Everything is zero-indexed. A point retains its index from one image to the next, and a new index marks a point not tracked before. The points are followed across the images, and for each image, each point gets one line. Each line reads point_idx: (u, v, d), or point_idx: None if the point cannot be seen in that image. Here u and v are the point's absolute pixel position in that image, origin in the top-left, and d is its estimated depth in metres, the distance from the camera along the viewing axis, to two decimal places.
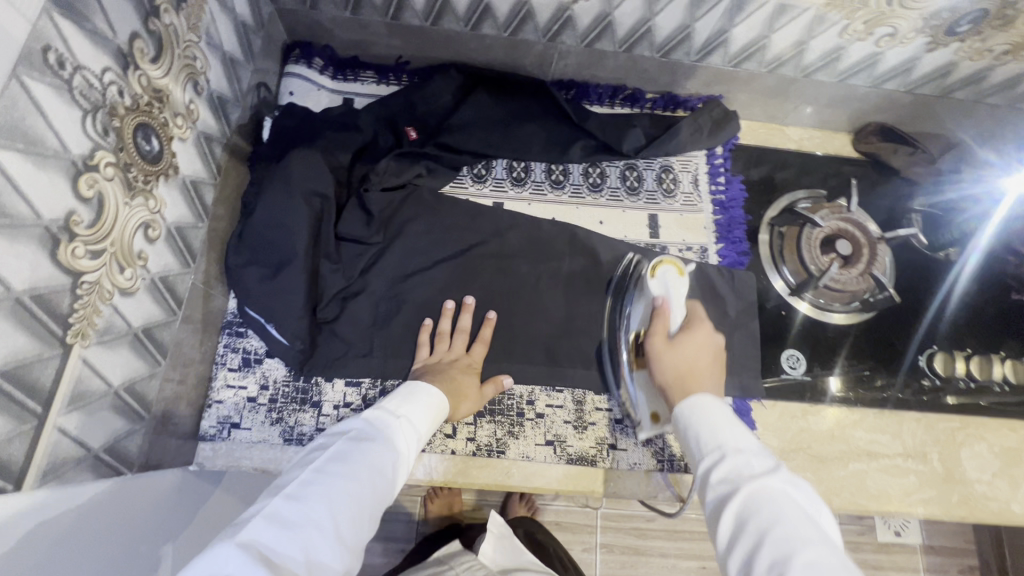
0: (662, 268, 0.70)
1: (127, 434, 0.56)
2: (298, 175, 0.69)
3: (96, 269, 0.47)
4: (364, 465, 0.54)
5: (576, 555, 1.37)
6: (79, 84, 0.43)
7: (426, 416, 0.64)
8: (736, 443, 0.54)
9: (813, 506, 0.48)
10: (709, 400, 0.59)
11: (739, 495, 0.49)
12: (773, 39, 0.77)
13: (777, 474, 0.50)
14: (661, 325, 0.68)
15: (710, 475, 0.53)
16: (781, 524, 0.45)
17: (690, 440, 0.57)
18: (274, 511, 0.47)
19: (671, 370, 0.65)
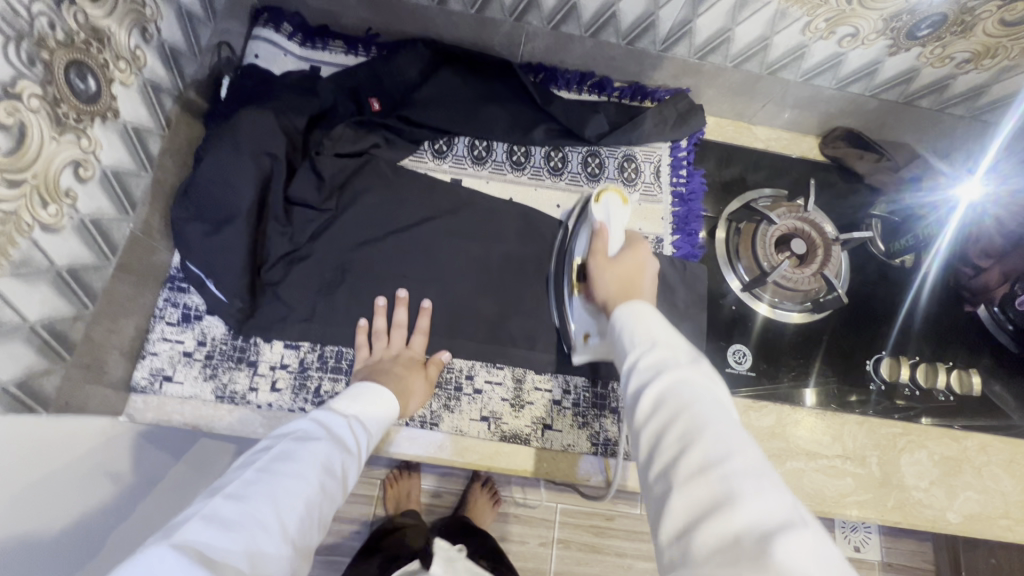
0: (605, 196, 0.73)
1: (44, 373, 0.55)
2: (247, 133, 0.69)
3: (14, 199, 0.47)
4: (312, 465, 0.54)
5: (531, 549, 1.36)
6: (1, 8, 0.43)
7: (377, 418, 0.64)
8: (664, 336, 0.55)
9: (725, 398, 0.50)
10: (642, 309, 0.59)
11: (663, 381, 0.50)
12: (736, 32, 0.77)
13: (699, 367, 0.51)
14: (602, 246, 0.71)
15: (637, 363, 0.53)
16: (698, 405, 0.47)
17: (621, 338, 0.57)
18: (213, 511, 0.47)
19: (612, 283, 0.67)
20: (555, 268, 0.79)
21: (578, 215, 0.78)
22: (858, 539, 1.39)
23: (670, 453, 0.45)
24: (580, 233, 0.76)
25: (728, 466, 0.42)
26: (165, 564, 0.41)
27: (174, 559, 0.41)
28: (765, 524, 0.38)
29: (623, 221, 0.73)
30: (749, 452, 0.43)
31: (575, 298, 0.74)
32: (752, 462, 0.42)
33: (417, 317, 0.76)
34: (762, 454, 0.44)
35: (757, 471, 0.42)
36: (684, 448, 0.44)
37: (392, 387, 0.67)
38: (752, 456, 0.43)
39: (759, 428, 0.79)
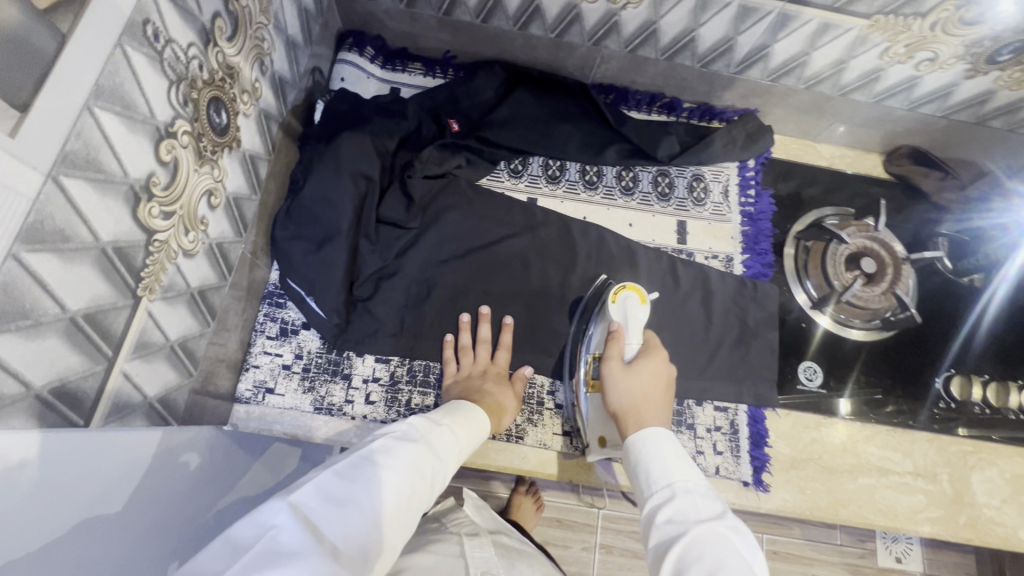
0: (623, 294, 0.74)
1: (176, 387, 0.59)
2: (348, 154, 0.73)
3: (167, 229, 0.51)
4: (409, 462, 0.52)
5: (574, 552, 1.37)
6: (169, 56, 0.47)
7: (468, 431, 0.63)
8: (686, 481, 0.56)
9: (752, 554, 0.50)
10: (663, 435, 0.61)
11: (684, 537, 0.50)
12: (813, 56, 0.78)
13: (722, 520, 0.51)
14: (616, 350, 0.71)
15: (658, 514, 0.54)
16: (722, 564, 0.47)
17: (643, 480, 0.59)
18: (324, 481, 0.47)
19: (626, 394, 0.66)
20: (570, 348, 0.78)
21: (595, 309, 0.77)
22: (901, 550, 1.33)
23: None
24: (594, 328, 0.76)
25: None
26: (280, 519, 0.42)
27: (288, 523, 0.42)
28: None
29: (640, 318, 0.74)
30: None
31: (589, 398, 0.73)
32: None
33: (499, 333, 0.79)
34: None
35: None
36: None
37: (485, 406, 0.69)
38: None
39: (831, 445, 0.81)
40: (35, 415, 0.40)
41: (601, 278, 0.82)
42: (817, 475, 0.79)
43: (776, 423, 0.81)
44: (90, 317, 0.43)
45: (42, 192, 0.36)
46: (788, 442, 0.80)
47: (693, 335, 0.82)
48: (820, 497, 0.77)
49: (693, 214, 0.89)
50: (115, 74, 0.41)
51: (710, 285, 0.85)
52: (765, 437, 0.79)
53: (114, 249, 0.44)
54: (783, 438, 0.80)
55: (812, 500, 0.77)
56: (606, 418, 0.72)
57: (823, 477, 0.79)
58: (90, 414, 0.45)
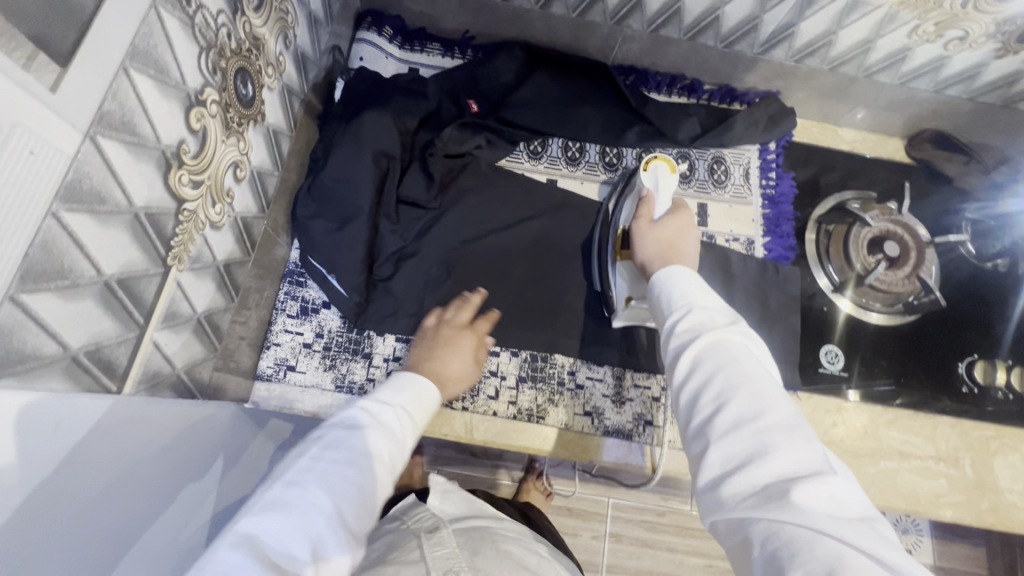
0: (653, 164, 0.73)
1: (202, 360, 0.59)
2: (368, 134, 0.72)
3: (195, 199, 0.51)
4: (360, 454, 0.49)
5: (583, 540, 1.34)
6: (199, 22, 0.46)
7: (426, 400, 0.59)
8: (707, 297, 0.53)
9: (764, 355, 0.49)
10: (685, 271, 0.57)
11: (700, 343, 0.48)
12: (840, 36, 0.78)
13: (738, 328, 0.49)
14: (646, 211, 0.70)
15: (676, 324, 0.51)
16: (734, 364, 0.46)
17: (661, 299, 0.55)
18: (268, 506, 0.43)
19: (653, 245, 0.65)
20: (600, 231, 0.80)
21: (624, 189, 0.78)
22: (911, 542, 1.28)
23: (706, 412, 0.45)
24: (625, 204, 0.76)
25: (763, 424, 0.42)
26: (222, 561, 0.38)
27: (234, 559, 0.38)
28: (792, 481, 0.38)
29: (671, 191, 0.73)
30: (783, 408, 0.43)
31: (619, 265, 0.73)
32: (786, 418, 0.42)
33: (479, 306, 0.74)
34: (795, 407, 0.44)
35: (791, 426, 0.42)
36: (719, 406, 0.44)
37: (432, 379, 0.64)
38: (788, 412, 0.43)
39: (853, 428, 0.80)
40: (69, 376, 0.39)
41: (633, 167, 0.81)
42: (838, 458, 0.78)
43: (797, 405, 0.81)
44: (122, 283, 0.43)
45: (81, 151, 0.36)
46: (809, 425, 0.80)
47: None
48: None
49: (714, 196, 0.88)
50: (149, 35, 0.41)
51: (731, 267, 0.84)
52: None
53: (146, 215, 0.44)
54: None
55: None
56: (637, 280, 0.71)
57: (844, 460, 0.78)
58: (122, 381, 0.45)
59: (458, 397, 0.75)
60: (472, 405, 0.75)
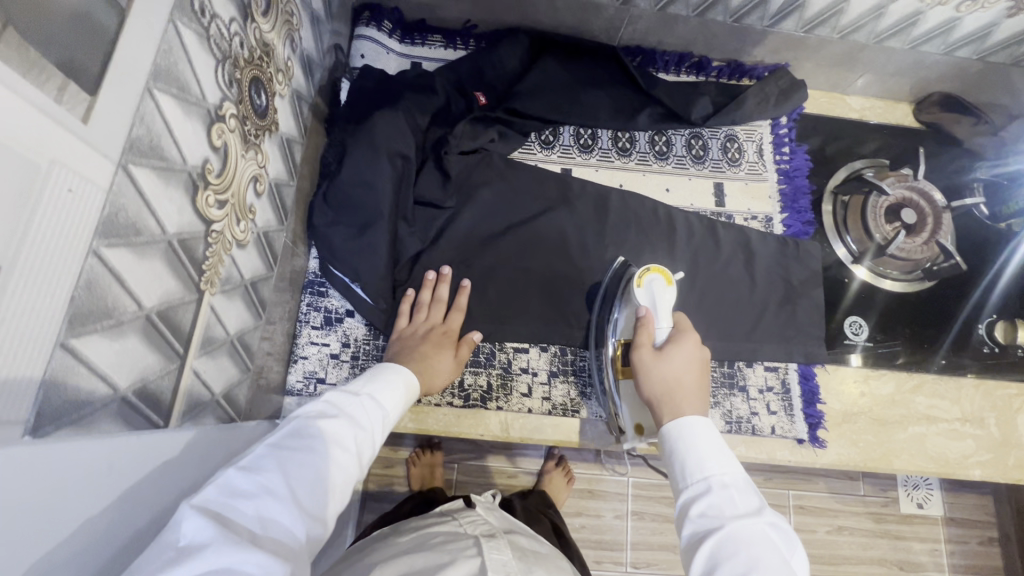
0: (648, 278, 0.70)
1: (237, 381, 0.58)
2: (383, 135, 0.70)
3: (222, 219, 0.49)
4: (327, 441, 0.48)
5: (606, 521, 1.22)
6: (214, 33, 0.44)
7: (392, 394, 0.59)
8: (726, 473, 0.51)
9: (789, 550, 0.47)
10: (699, 424, 0.56)
11: (719, 536, 0.47)
12: (851, 3, 0.77)
13: (760, 517, 0.48)
14: (647, 335, 0.66)
15: (691, 506, 0.50)
16: (758, 570, 0.44)
17: (674, 466, 0.54)
18: (228, 480, 0.41)
19: (659, 384, 0.62)
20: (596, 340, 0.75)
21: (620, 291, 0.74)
22: (921, 496, 1.22)
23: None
24: (619, 312, 0.72)
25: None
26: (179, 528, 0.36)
27: (192, 523, 0.36)
28: None
29: (668, 301, 0.70)
30: None
31: (620, 385, 0.69)
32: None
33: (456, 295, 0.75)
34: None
35: None
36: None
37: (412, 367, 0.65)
38: None
39: (881, 397, 0.81)
40: (121, 417, 0.38)
41: (621, 261, 0.78)
42: (868, 427, 0.79)
43: (826, 378, 0.81)
44: (162, 314, 0.41)
45: (115, 182, 0.34)
46: (838, 397, 0.80)
47: (738, 296, 0.82)
48: (872, 449, 0.78)
49: (729, 174, 0.87)
50: (169, 52, 0.38)
51: (751, 247, 0.84)
52: (816, 394, 0.79)
53: (179, 241, 0.42)
54: (833, 393, 0.80)
55: (865, 452, 0.78)
56: (638, 404, 0.68)
57: (874, 429, 0.79)
58: (168, 413, 0.44)
59: (492, 398, 0.74)
60: (507, 405, 0.74)
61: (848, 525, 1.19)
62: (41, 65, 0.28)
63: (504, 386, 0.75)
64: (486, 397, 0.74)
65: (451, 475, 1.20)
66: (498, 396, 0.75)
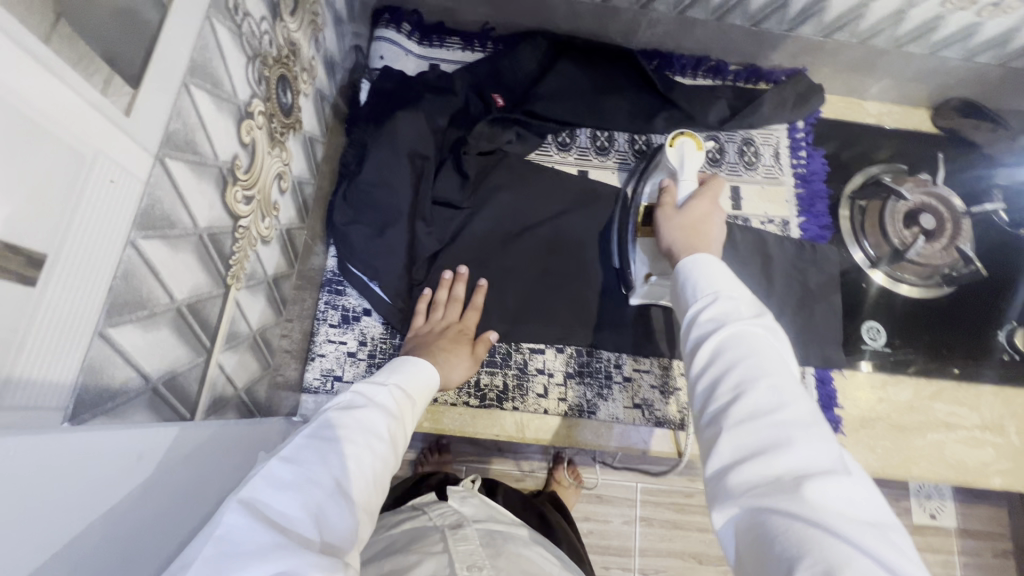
0: (680, 140, 0.72)
1: (258, 377, 0.58)
2: (404, 135, 0.71)
3: (248, 215, 0.49)
4: (361, 430, 0.48)
5: (614, 526, 1.20)
6: (246, 30, 0.45)
7: (418, 386, 0.60)
8: (733, 290, 0.50)
9: (787, 352, 0.46)
10: (711, 258, 0.54)
11: (721, 334, 0.46)
12: (872, 8, 0.77)
13: (761, 321, 0.46)
14: (670, 199, 0.68)
15: (699, 313, 0.49)
16: (753, 358, 0.43)
17: (683, 289, 0.53)
18: (271, 473, 0.40)
19: (677, 228, 0.63)
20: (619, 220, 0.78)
21: (651, 169, 0.76)
22: (934, 506, 1.20)
23: (721, 402, 0.42)
24: (650, 181, 0.75)
25: (783, 419, 0.39)
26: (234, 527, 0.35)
27: (243, 522, 0.35)
28: (803, 482, 0.36)
29: (697, 166, 0.71)
30: (803, 408, 0.40)
31: (638, 243, 0.72)
32: (805, 415, 0.40)
33: (473, 294, 0.76)
34: (816, 412, 0.41)
35: (808, 427, 0.39)
36: (736, 399, 0.42)
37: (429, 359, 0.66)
38: (806, 413, 0.40)
39: (899, 403, 0.80)
40: (152, 407, 0.38)
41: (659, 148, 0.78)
42: (886, 433, 0.79)
43: (843, 383, 0.81)
44: (191, 307, 0.42)
45: (152, 174, 0.35)
46: (856, 402, 0.80)
47: (755, 299, 0.81)
48: (890, 455, 0.77)
49: (746, 178, 0.87)
50: (205, 48, 0.39)
51: (768, 250, 0.83)
52: (834, 398, 0.79)
53: (209, 236, 0.43)
54: (851, 398, 0.80)
55: (882, 458, 0.77)
56: (656, 256, 0.71)
57: (892, 435, 0.79)
58: (194, 405, 0.44)
59: (508, 398, 0.74)
60: (523, 405, 0.74)
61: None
62: (91, 57, 0.28)
63: (520, 387, 0.75)
64: (502, 397, 0.74)
65: (459, 476, 1.18)
66: (516, 398, 0.75)
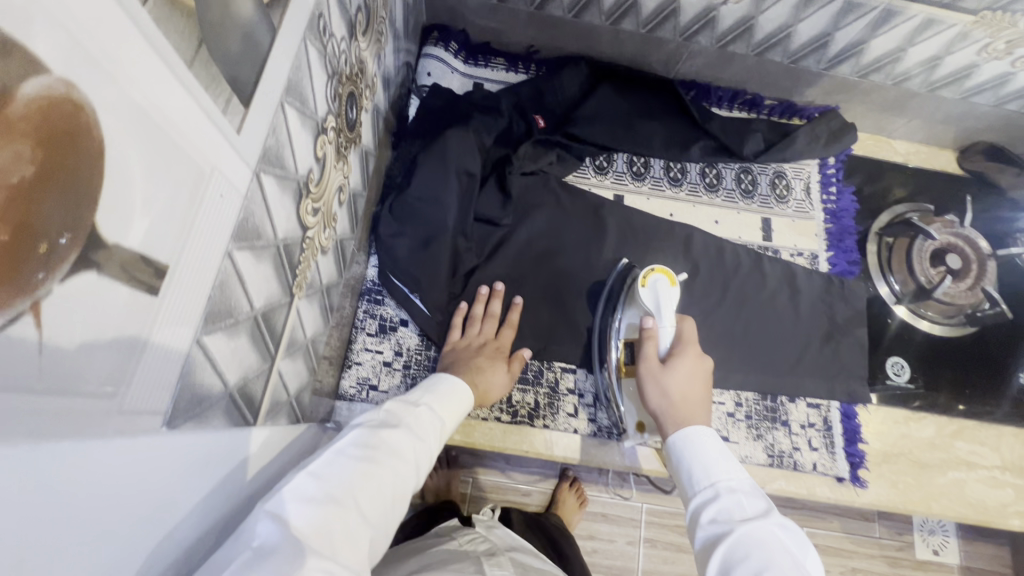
0: (652, 277, 0.71)
1: (305, 384, 0.60)
2: (452, 152, 0.73)
3: (314, 226, 0.51)
4: (388, 450, 0.49)
5: (619, 547, 1.19)
6: (330, 51, 0.46)
7: (449, 405, 0.60)
8: (731, 480, 0.53)
9: (801, 550, 0.47)
10: (704, 433, 0.58)
11: (729, 538, 0.47)
12: (909, 52, 0.79)
13: (767, 516, 0.49)
14: (651, 349, 0.68)
15: (703, 513, 0.52)
16: (767, 568, 0.44)
17: (685, 477, 0.56)
18: (298, 486, 0.42)
19: (665, 393, 0.64)
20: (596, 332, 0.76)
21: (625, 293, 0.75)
22: (937, 543, 1.20)
23: None
24: (625, 313, 0.74)
25: None
26: (258, 534, 0.38)
27: (267, 526, 0.38)
28: None
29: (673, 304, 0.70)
30: None
31: (623, 384, 0.72)
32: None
33: (508, 311, 0.77)
34: None
35: None
36: None
37: (467, 379, 0.67)
38: None
39: (921, 440, 0.81)
40: (227, 412, 0.39)
41: (623, 261, 0.79)
42: (908, 469, 0.79)
43: (866, 417, 0.82)
44: (265, 316, 0.43)
45: (250, 188, 0.36)
46: (879, 436, 0.81)
47: (783, 330, 0.82)
48: (912, 492, 0.78)
49: (777, 211, 0.89)
50: (300, 68, 0.41)
51: (797, 282, 0.85)
52: (858, 433, 0.80)
53: (284, 247, 0.44)
54: (874, 432, 0.81)
55: (905, 494, 0.77)
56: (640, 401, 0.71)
57: (914, 471, 0.79)
58: (257, 409, 0.45)
59: (539, 416, 0.75)
60: (554, 424, 0.75)
61: (861, 567, 1.18)
62: (219, 80, 0.30)
63: (551, 405, 0.76)
64: (533, 414, 0.75)
65: (466, 489, 1.18)
66: (547, 416, 0.76)
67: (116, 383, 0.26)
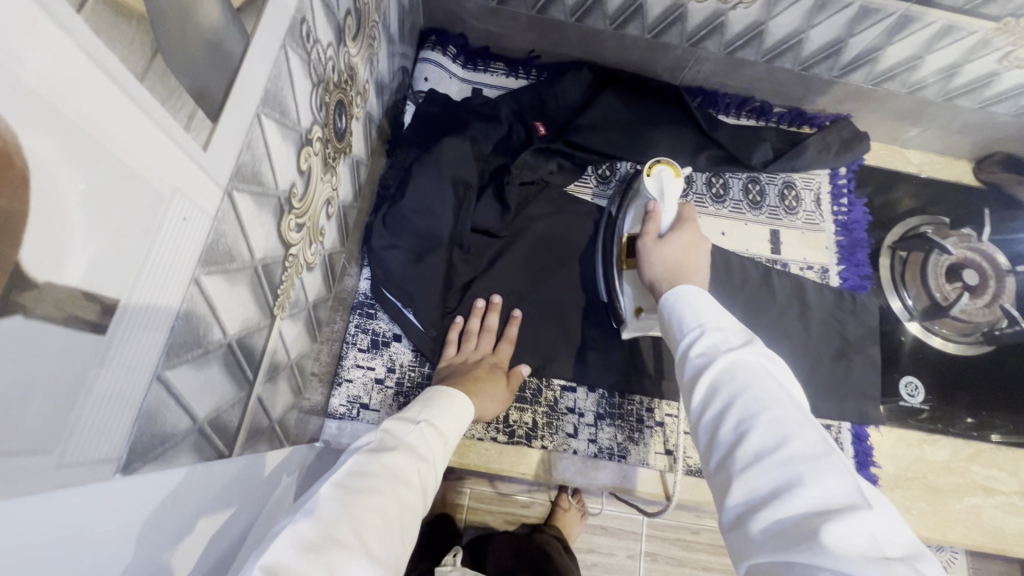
0: (657, 169, 0.67)
1: (289, 407, 0.57)
2: (448, 161, 0.70)
3: (298, 242, 0.48)
4: (389, 478, 0.46)
5: (619, 563, 1.15)
6: (314, 57, 0.44)
7: (450, 420, 0.58)
8: (719, 319, 0.48)
9: (787, 377, 0.44)
10: (694, 288, 0.53)
11: (714, 368, 0.44)
12: (926, 60, 0.76)
13: (754, 347, 0.45)
14: (653, 227, 0.65)
15: (690, 348, 0.47)
16: (751, 388, 0.41)
17: (673, 321, 0.51)
18: (294, 532, 0.38)
19: (660, 265, 0.61)
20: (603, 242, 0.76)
21: (629, 190, 0.73)
22: (944, 558, 1.16)
23: (725, 442, 0.40)
24: (629, 211, 0.72)
25: (787, 452, 0.36)
26: None
27: None
28: (823, 514, 0.32)
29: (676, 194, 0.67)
30: (809, 433, 0.38)
31: (624, 275, 0.70)
32: (813, 444, 0.37)
33: (506, 326, 0.74)
34: (823, 434, 0.38)
35: (819, 454, 0.36)
36: (740, 436, 0.39)
37: (465, 389, 0.64)
38: (813, 438, 0.37)
39: (936, 463, 0.78)
40: (196, 449, 0.36)
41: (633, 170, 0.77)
42: (922, 494, 0.76)
43: (878, 439, 0.78)
44: (241, 341, 0.40)
45: (220, 208, 0.33)
46: (891, 459, 0.78)
47: (792, 348, 0.79)
48: (927, 518, 0.74)
49: (786, 223, 0.86)
50: (279, 77, 0.38)
51: (806, 297, 0.82)
52: (870, 456, 0.77)
53: (263, 268, 0.41)
54: (886, 455, 0.78)
55: (919, 520, 0.74)
56: (642, 291, 0.68)
57: (928, 496, 0.76)
58: (232, 441, 0.42)
59: (537, 436, 0.72)
60: (551, 446, 0.72)
61: None
62: (180, 93, 0.27)
63: (549, 425, 0.73)
64: (531, 435, 0.72)
65: (462, 499, 1.14)
66: (544, 437, 0.72)
67: (51, 437, 0.23)
